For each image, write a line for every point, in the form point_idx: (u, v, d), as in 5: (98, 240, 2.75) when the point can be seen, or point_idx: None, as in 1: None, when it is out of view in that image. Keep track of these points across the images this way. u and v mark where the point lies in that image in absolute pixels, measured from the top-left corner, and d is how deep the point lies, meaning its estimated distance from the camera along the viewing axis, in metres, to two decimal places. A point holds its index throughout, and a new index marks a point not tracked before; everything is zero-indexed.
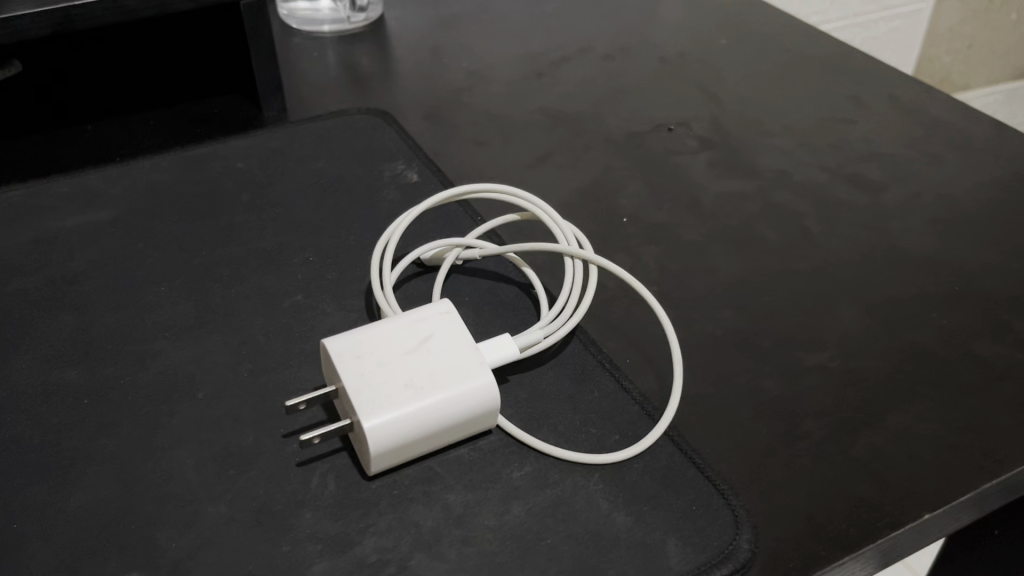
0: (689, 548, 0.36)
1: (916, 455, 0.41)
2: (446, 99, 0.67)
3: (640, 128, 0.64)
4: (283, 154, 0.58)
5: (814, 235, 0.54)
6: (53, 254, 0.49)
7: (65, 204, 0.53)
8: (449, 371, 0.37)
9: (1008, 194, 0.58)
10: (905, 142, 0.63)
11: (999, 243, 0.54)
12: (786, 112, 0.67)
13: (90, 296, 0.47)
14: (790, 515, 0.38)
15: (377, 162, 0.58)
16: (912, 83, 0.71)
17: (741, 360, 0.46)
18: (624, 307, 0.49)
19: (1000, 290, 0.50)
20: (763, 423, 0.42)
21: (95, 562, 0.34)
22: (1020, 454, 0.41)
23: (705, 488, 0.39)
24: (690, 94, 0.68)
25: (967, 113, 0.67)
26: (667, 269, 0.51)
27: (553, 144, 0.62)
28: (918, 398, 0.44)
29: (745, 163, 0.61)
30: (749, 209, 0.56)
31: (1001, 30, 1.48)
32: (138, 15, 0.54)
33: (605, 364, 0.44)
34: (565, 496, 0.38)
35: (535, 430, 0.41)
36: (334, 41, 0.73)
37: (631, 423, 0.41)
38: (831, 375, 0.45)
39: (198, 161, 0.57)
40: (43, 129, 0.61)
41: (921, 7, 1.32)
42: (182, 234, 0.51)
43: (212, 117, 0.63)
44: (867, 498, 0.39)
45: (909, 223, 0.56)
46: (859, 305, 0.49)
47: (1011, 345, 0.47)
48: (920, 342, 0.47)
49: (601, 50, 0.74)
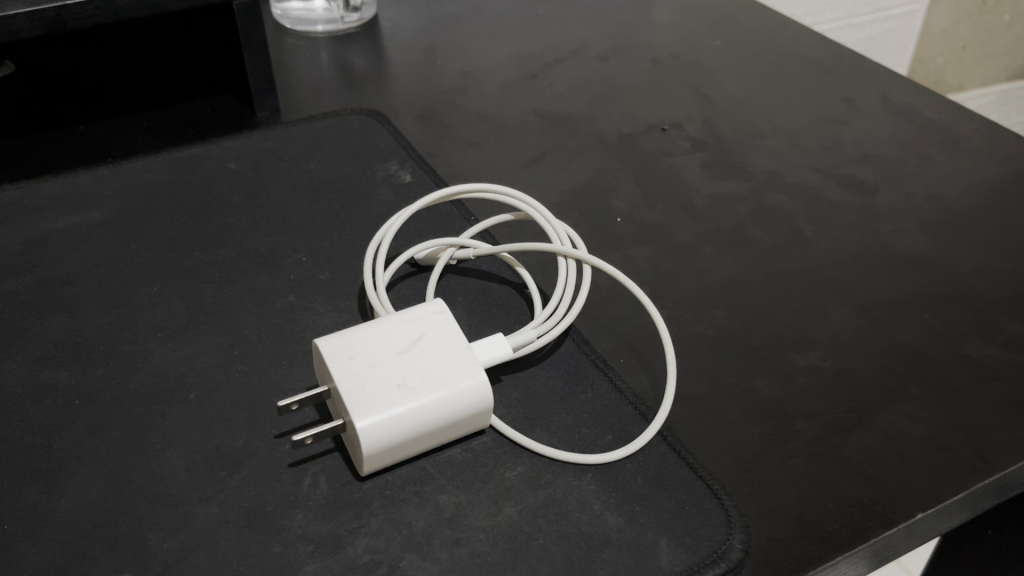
0: (681, 549, 0.36)
1: (907, 455, 0.41)
2: (440, 100, 0.67)
3: (633, 129, 0.64)
4: (276, 154, 0.58)
5: (807, 236, 0.55)
6: (45, 255, 0.49)
7: (57, 205, 0.53)
8: (436, 370, 0.37)
9: (1000, 196, 0.58)
10: (896, 143, 0.64)
11: (991, 245, 0.54)
12: (778, 113, 0.67)
13: (81, 296, 0.46)
14: (782, 516, 0.38)
15: (370, 162, 0.58)
16: (903, 84, 0.71)
17: (733, 360, 0.46)
18: (616, 308, 0.49)
19: (992, 291, 0.51)
20: (755, 423, 0.42)
21: (83, 564, 0.34)
22: (1011, 453, 0.41)
23: (697, 489, 0.39)
24: (683, 96, 0.69)
25: (959, 116, 0.67)
26: (660, 270, 0.51)
27: (547, 144, 0.62)
28: (909, 399, 0.44)
29: (737, 164, 0.61)
30: (742, 210, 0.57)
31: (996, 31, 1.47)
32: (129, 14, 0.54)
33: (598, 365, 0.44)
34: (557, 497, 0.38)
35: (527, 429, 0.41)
36: (328, 41, 0.73)
37: (624, 423, 0.41)
38: (823, 376, 0.45)
39: (191, 162, 0.57)
40: (35, 130, 0.61)
41: (914, 8, 1.31)
42: (174, 235, 0.51)
43: (203, 118, 0.63)
44: (859, 499, 0.39)
45: (901, 224, 0.56)
46: (851, 305, 0.49)
47: (1002, 346, 0.47)
48: (911, 342, 0.47)
49: (594, 51, 0.74)
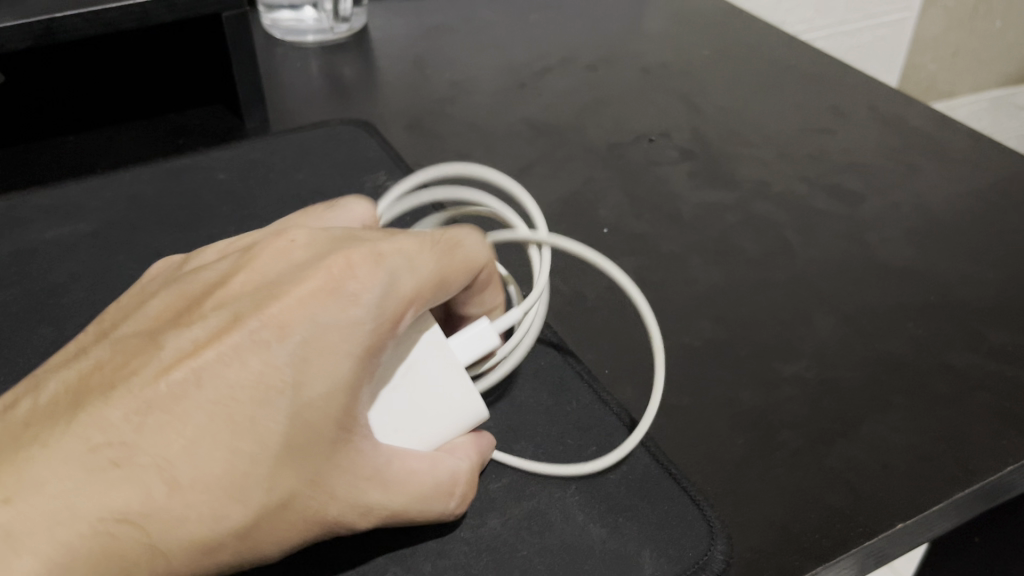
0: (663, 560, 0.36)
1: (890, 464, 0.41)
2: (429, 110, 0.67)
3: (622, 139, 0.64)
4: (265, 165, 0.59)
5: (793, 245, 0.55)
6: (33, 268, 0.49)
7: (46, 217, 0.53)
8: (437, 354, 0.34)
9: (986, 206, 0.59)
10: (884, 152, 0.64)
11: (977, 254, 0.54)
12: (766, 122, 0.67)
13: (69, 309, 0.47)
14: (764, 526, 0.38)
15: (358, 172, 0.58)
16: (890, 94, 0.71)
17: (717, 370, 0.46)
18: (602, 318, 0.49)
19: (975, 300, 0.51)
20: (739, 433, 0.43)
21: None
22: (994, 462, 0.41)
23: (681, 499, 0.39)
24: (672, 105, 0.69)
25: (946, 125, 0.67)
26: (646, 280, 0.52)
27: (535, 154, 0.62)
28: (891, 408, 0.44)
29: (724, 174, 0.61)
30: (729, 220, 0.57)
31: (988, 38, 1.46)
32: (118, 27, 0.54)
33: (583, 375, 0.44)
34: (541, 509, 0.38)
35: (513, 441, 0.41)
36: (317, 51, 0.74)
37: (608, 433, 0.41)
38: (807, 385, 0.45)
39: (181, 173, 0.58)
40: (25, 140, 0.61)
41: (907, 15, 1.30)
42: (162, 246, 0.51)
43: (193, 129, 0.64)
44: (842, 509, 0.39)
45: (886, 233, 0.56)
46: (836, 315, 0.50)
47: (985, 355, 0.47)
48: (895, 351, 0.47)
49: (583, 60, 0.75)
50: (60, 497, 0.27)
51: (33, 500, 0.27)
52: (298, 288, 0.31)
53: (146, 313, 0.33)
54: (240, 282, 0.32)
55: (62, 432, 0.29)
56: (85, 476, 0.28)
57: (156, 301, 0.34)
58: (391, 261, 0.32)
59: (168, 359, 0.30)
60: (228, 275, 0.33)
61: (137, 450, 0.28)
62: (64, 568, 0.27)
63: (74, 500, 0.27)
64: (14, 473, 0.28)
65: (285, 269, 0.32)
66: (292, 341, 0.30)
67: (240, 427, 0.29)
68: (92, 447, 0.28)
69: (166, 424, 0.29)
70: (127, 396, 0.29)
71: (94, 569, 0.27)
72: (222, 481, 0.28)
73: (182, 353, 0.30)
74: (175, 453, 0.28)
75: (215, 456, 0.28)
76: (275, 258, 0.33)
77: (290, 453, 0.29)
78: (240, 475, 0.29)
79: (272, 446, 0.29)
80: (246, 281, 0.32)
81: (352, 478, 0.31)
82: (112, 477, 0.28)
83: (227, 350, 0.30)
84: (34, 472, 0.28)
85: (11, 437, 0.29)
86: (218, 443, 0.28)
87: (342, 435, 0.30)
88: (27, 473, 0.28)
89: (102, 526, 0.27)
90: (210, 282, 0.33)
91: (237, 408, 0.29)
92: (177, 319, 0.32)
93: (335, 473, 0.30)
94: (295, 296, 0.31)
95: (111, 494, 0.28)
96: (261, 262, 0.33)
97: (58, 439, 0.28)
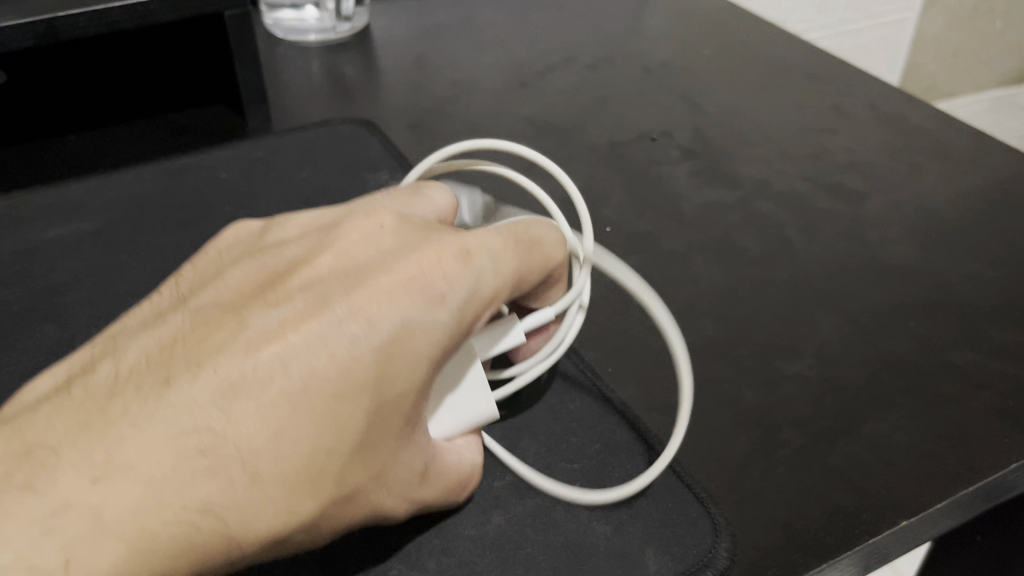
0: (667, 557, 0.36)
1: (892, 462, 0.41)
2: (431, 109, 0.67)
3: (623, 138, 0.65)
4: (267, 164, 0.59)
5: (795, 244, 0.55)
6: (35, 267, 0.49)
7: (49, 216, 0.53)
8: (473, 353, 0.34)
9: (988, 205, 0.59)
10: (885, 151, 0.64)
11: (978, 253, 0.55)
12: (767, 122, 0.67)
13: (72, 307, 0.47)
14: (767, 524, 0.38)
15: (360, 172, 0.58)
16: (892, 93, 0.72)
17: (720, 368, 0.46)
18: (605, 317, 0.49)
19: (977, 299, 0.51)
20: (742, 432, 0.43)
21: None
22: (996, 460, 0.41)
23: (685, 497, 0.39)
24: (673, 104, 0.69)
25: (947, 124, 0.67)
26: (648, 278, 0.52)
27: (536, 153, 0.62)
28: (893, 407, 0.44)
29: (726, 173, 0.61)
30: (730, 219, 0.57)
31: (988, 38, 1.46)
32: (120, 26, 0.55)
33: (587, 374, 0.44)
34: (545, 506, 0.38)
35: (517, 439, 0.41)
36: (319, 50, 0.74)
37: (611, 431, 0.41)
38: (810, 384, 0.45)
39: (183, 172, 0.58)
40: (28, 139, 0.61)
41: (907, 15, 1.30)
42: (165, 245, 0.51)
43: (196, 128, 0.64)
44: (845, 507, 0.39)
45: (888, 233, 0.56)
46: (838, 314, 0.50)
47: (987, 354, 0.47)
48: (897, 350, 0.47)
49: (584, 60, 0.75)
50: (148, 480, 0.25)
51: (122, 484, 0.25)
52: (387, 277, 0.29)
53: (227, 285, 0.31)
54: (325, 263, 0.30)
55: (149, 410, 0.26)
56: (174, 462, 0.25)
57: (236, 272, 0.31)
58: (481, 260, 0.30)
59: (255, 343, 0.28)
60: (312, 253, 0.31)
61: (225, 439, 0.26)
62: (143, 553, 0.25)
63: (158, 487, 0.25)
64: (102, 452, 0.25)
65: (373, 254, 0.30)
66: (385, 335, 0.28)
67: (332, 425, 0.27)
68: (181, 430, 0.26)
69: (255, 410, 0.26)
70: (213, 376, 0.27)
71: (173, 558, 0.25)
72: (303, 474, 0.27)
73: (265, 336, 0.28)
74: (262, 443, 0.26)
75: (303, 454, 0.27)
76: (361, 239, 0.31)
77: (364, 447, 0.28)
78: (321, 474, 0.27)
79: (351, 439, 0.28)
80: (333, 262, 0.30)
81: (403, 466, 0.30)
82: (201, 466, 0.25)
83: (326, 339, 0.27)
84: (121, 452, 0.25)
85: (85, 414, 0.26)
86: (306, 437, 0.27)
87: (407, 426, 0.30)
88: (107, 454, 0.25)
89: (184, 515, 0.25)
90: (292, 259, 0.31)
91: (331, 407, 0.27)
92: (261, 294, 0.30)
93: (396, 469, 0.30)
94: (385, 286, 0.29)
95: (201, 483, 0.25)
96: (351, 243, 0.31)
97: (147, 418, 0.26)
